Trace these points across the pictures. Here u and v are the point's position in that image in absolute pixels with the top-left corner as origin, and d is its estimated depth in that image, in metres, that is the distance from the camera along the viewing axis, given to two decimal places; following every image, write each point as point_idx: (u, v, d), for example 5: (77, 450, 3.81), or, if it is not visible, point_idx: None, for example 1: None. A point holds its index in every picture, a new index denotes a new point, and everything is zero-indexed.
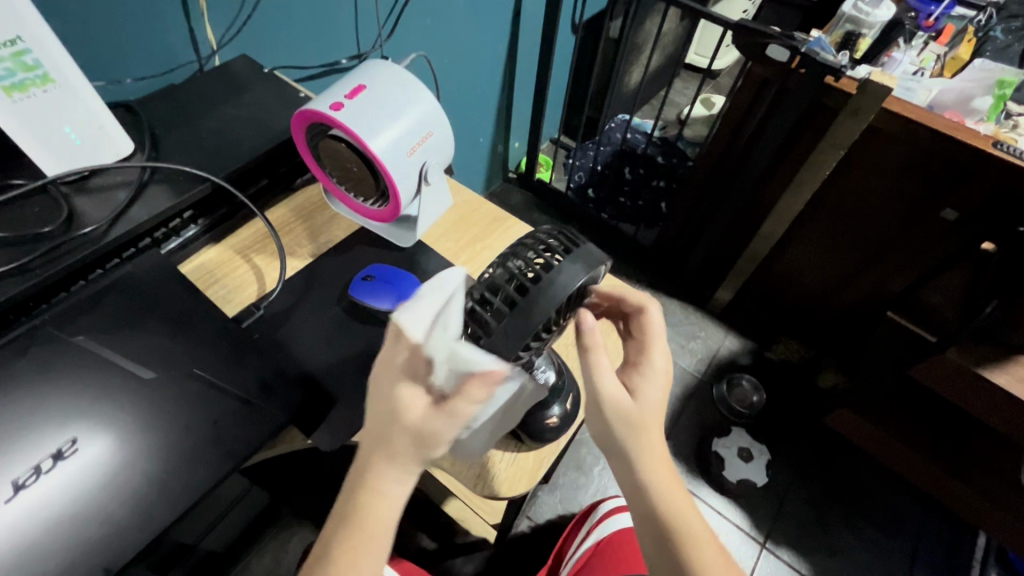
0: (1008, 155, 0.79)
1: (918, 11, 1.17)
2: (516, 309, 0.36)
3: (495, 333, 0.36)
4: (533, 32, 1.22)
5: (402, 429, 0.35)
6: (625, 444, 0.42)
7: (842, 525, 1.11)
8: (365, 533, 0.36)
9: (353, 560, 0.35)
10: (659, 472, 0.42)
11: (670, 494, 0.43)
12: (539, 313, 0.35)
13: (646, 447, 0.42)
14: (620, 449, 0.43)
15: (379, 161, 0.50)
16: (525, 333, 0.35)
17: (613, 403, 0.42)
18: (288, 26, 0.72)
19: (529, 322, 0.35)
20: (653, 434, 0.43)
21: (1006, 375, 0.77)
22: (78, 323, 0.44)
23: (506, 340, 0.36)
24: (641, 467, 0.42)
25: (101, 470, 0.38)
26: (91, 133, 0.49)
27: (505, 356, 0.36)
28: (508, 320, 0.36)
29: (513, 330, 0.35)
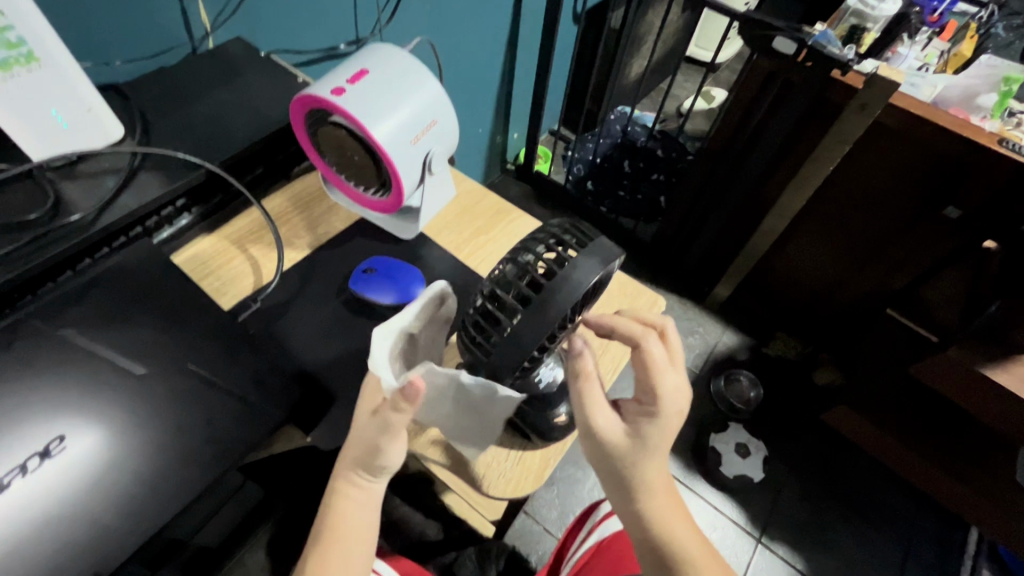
0: (1014, 153, 0.79)
1: (921, 6, 1.14)
2: (530, 307, 0.35)
3: (511, 331, 0.35)
4: (535, 21, 1.20)
5: (359, 439, 0.40)
6: (628, 480, 0.41)
7: (837, 521, 1.11)
8: (336, 532, 0.40)
9: (324, 561, 0.40)
10: (655, 499, 0.42)
11: (669, 524, 0.43)
12: (554, 309, 0.34)
13: (647, 483, 0.41)
14: (623, 484, 0.42)
15: (382, 150, 0.48)
16: (541, 331, 0.35)
17: (609, 442, 0.41)
18: (283, 9, 0.69)
19: (544, 320, 0.34)
20: (656, 470, 0.42)
21: (1008, 374, 0.76)
22: (66, 315, 0.42)
23: (523, 339, 0.35)
24: (642, 501, 0.42)
25: (88, 471, 0.37)
26: (79, 117, 0.47)
27: (521, 355, 0.35)
28: (522, 317, 0.35)
29: (529, 328, 0.35)
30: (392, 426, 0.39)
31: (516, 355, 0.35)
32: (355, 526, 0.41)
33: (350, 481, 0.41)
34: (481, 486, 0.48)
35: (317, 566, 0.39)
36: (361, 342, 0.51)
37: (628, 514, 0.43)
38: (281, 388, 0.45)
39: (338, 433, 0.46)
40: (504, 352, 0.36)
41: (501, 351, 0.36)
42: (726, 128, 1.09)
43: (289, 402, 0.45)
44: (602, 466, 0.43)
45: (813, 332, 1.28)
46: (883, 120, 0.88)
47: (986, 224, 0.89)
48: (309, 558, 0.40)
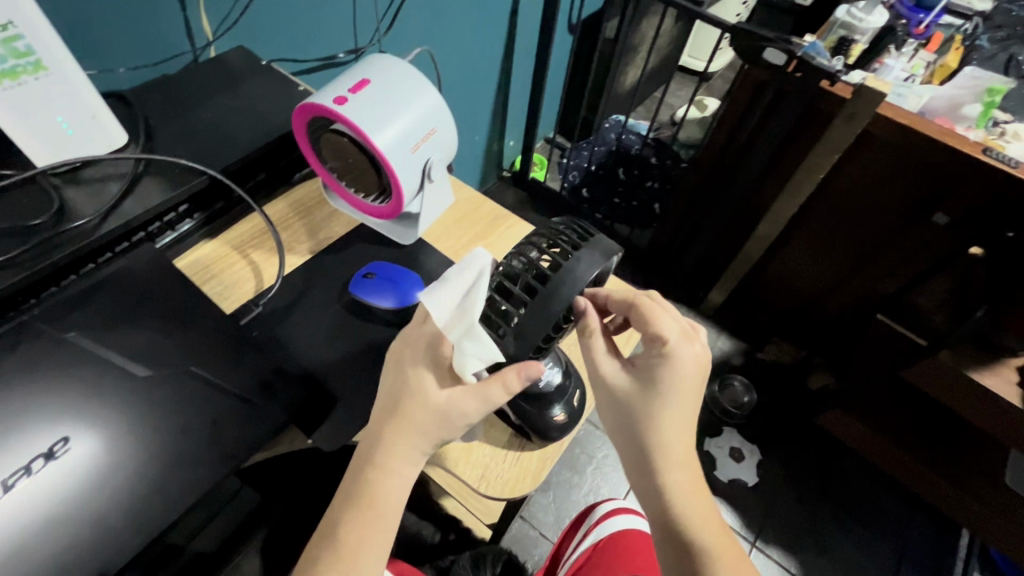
0: (998, 161, 0.81)
1: (907, 19, 1.18)
2: (535, 299, 0.37)
3: (516, 322, 0.38)
4: (531, 31, 1.22)
5: (428, 408, 0.40)
6: (642, 436, 0.42)
7: (831, 524, 1.12)
8: (378, 508, 0.40)
9: (364, 536, 0.39)
10: (671, 456, 0.42)
11: (690, 489, 0.42)
12: (558, 301, 0.37)
13: (662, 441, 0.42)
14: (639, 440, 0.42)
15: (383, 157, 0.49)
16: (546, 322, 0.37)
17: (622, 393, 0.43)
18: (284, 18, 0.70)
19: (549, 311, 0.37)
20: (673, 426, 0.42)
21: (994, 377, 0.78)
22: (70, 318, 0.42)
23: (528, 330, 0.38)
24: (661, 461, 0.42)
25: (92, 472, 0.37)
26: (85, 124, 0.48)
27: (527, 345, 0.38)
28: (527, 310, 0.37)
29: (535, 320, 0.37)
30: (489, 400, 0.40)
31: (522, 345, 0.38)
32: (392, 505, 0.40)
33: (399, 454, 0.40)
34: (480, 487, 0.48)
35: (349, 546, 0.38)
36: (362, 345, 0.52)
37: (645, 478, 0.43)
38: (282, 390, 0.46)
39: (340, 435, 0.47)
40: (510, 342, 0.38)
41: (506, 341, 0.39)
42: (719, 137, 1.11)
43: (291, 405, 0.45)
44: (618, 424, 0.44)
45: (806, 337, 1.30)
46: (872, 130, 0.90)
47: (973, 230, 0.91)
48: (339, 534, 0.39)
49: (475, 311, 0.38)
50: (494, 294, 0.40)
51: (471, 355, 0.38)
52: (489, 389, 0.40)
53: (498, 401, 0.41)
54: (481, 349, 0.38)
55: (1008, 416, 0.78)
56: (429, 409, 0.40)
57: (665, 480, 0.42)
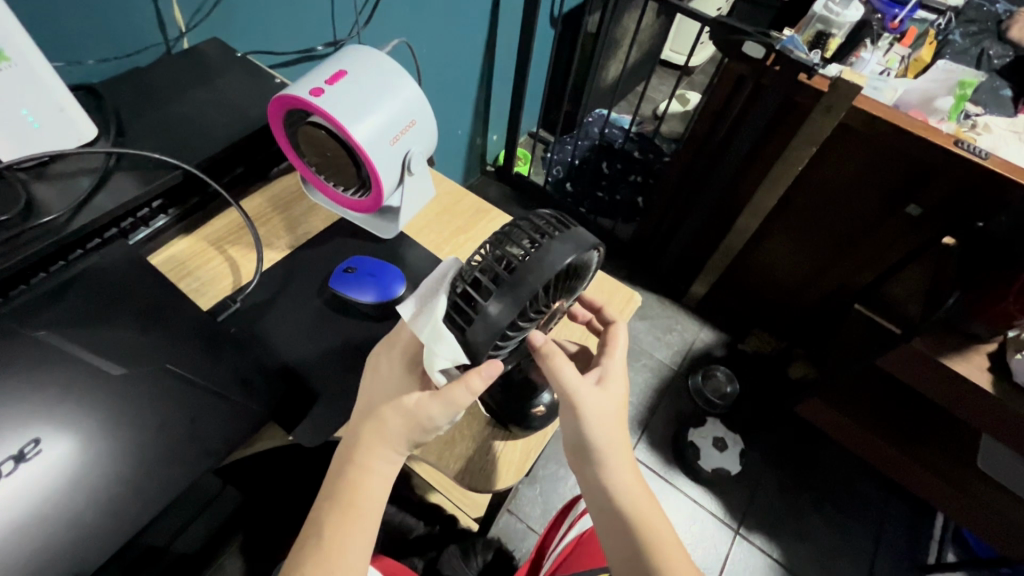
0: (970, 153, 0.83)
1: (882, 13, 1.20)
2: (504, 286, 0.36)
3: (484, 310, 0.36)
4: (513, 23, 1.21)
5: (399, 411, 0.41)
6: (590, 448, 0.44)
7: (812, 510, 1.15)
8: (357, 505, 0.41)
9: (345, 533, 0.40)
10: (614, 463, 0.45)
11: (631, 490, 0.45)
12: (527, 288, 0.35)
13: (604, 447, 0.44)
14: (589, 453, 0.45)
15: (361, 149, 0.48)
16: (512, 310, 0.35)
17: (576, 416, 0.44)
18: (260, 10, 0.69)
19: (518, 297, 0.35)
20: (614, 432, 0.45)
21: (966, 363, 0.80)
22: (40, 317, 0.41)
23: (494, 318, 0.36)
24: (607, 468, 0.45)
25: (66, 473, 0.36)
26: (52, 117, 0.46)
27: (493, 334, 0.36)
28: (497, 296, 0.36)
29: (503, 308, 0.36)
30: (455, 404, 0.40)
31: (488, 334, 0.36)
32: (373, 502, 0.42)
33: (378, 453, 0.41)
34: (462, 479, 0.48)
35: (332, 545, 0.39)
36: (343, 340, 0.52)
37: (593, 484, 0.46)
38: (262, 387, 0.45)
39: (321, 431, 0.46)
40: (478, 331, 0.36)
41: (474, 329, 0.37)
42: (700, 130, 1.12)
43: (270, 401, 0.45)
44: (574, 441, 0.46)
45: (785, 328, 1.32)
46: (848, 122, 0.91)
47: (944, 221, 0.93)
48: (324, 535, 0.40)
49: (439, 312, 0.38)
50: (467, 285, 0.38)
51: (441, 354, 0.38)
52: (452, 391, 0.40)
53: (464, 403, 0.41)
54: (449, 349, 0.38)
55: (978, 401, 0.80)
56: (401, 412, 0.41)
57: (611, 486, 0.45)
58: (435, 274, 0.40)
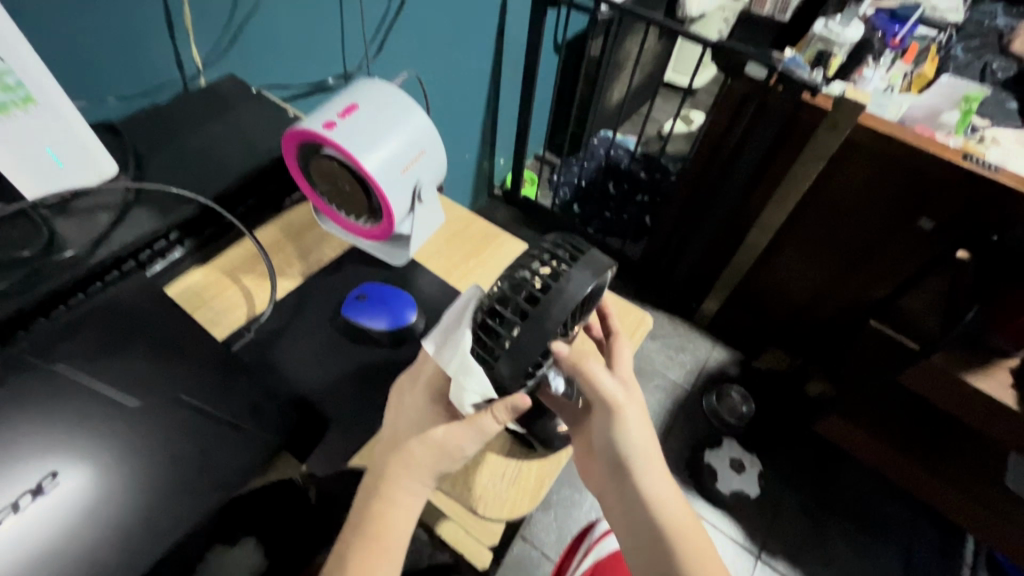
0: (979, 166, 0.84)
1: (883, 31, 1.22)
2: (529, 319, 0.36)
3: (511, 343, 0.37)
4: (517, 50, 1.24)
5: (426, 443, 0.41)
6: (628, 458, 0.45)
7: (835, 534, 1.11)
8: (382, 538, 0.40)
9: (370, 567, 0.39)
10: (650, 471, 0.46)
11: (667, 499, 0.46)
12: (551, 323, 0.35)
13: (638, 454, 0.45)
14: (624, 467, 0.46)
15: (373, 180, 0.49)
16: (540, 341, 0.36)
17: (613, 426, 0.44)
18: (274, 46, 0.72)
19: (544, 329, 0.35)
20: (647, 440, 0.46)
21: (989, 379, 0.78)
22: (58, 350, 0.42)
23: (523, 350, 0.36)
24: (645, 479, 0.46)
25: (78, 507, 0.36)
26: (75, 154, 0.48)
27: (523, 364, 0.37)
28: (522, 330, 0.36)
29: (529, 340, 0.36)
30: (482, 432, 0.41)
31: (518, 364, 0.37)
32: (398, 535, 0.41)
33: (404, 485, 0.41)
34: (479, 507, 0.47)
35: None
36: (355, 367, 0.52)
37: (631, 498, 0.46)
38: (274, 416, 0.45)
39: (333, 460, 0.46)
40: (504, 363, 0.37)
41: (502, 363, 0.37)
42: (705, 150, 1.13)
43: (284, 430, 0.45)
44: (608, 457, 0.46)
45: (800, 344, 1.30)
46: (854, 138, 0.92)
47: (958, 235, 0.92)
48: (348, 567, 0.39)
49: (466, 343, 0.38)
50: (487, 318, 0.38)
51: (471, 386, 0.39)
52: (480, 420, 0.41)
53: (492, 430, 0.41)
54: (478, 384, 0.39)
55: (1004, 417, 0.78)
56: (428, 443, 0.41)
57: (649, 506, 0.45)
58: (456, 307, 0.41)
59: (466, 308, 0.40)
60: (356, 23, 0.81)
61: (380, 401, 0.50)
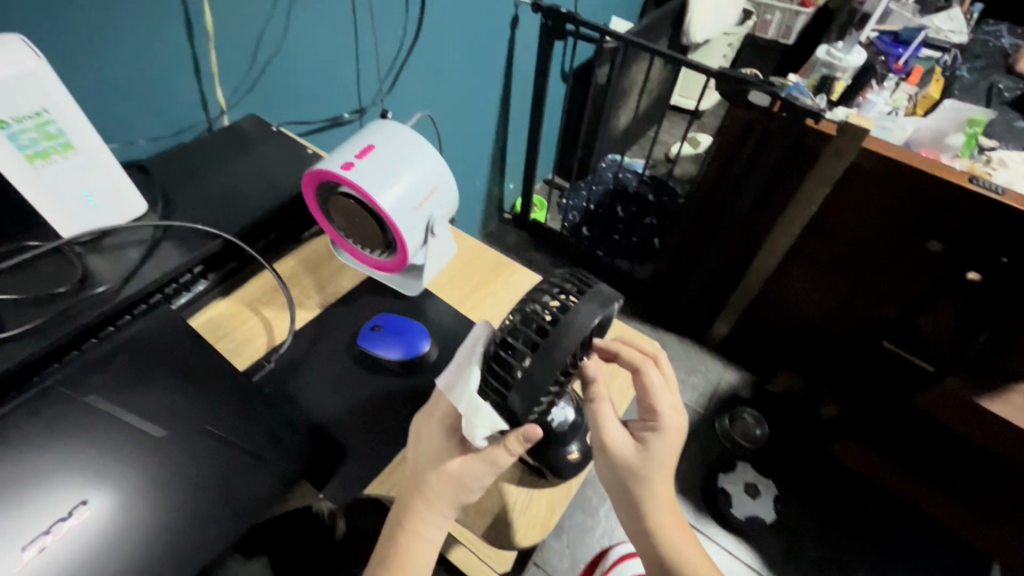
0: (986, 189, 0.84)
1: (887, 54, 1.24)
2: (539, 350, 0.37)
3: (522, 374, 0.37)
4: (525, 80, 1.28)
5: (444, 478, 0.42)
6: (639, 500, 0.47)
7: (855, 562, 1.09)
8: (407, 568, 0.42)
9: None
10: (660, 509, 0.48)
11: (673, 531, 0.49)
12: (561, 352, 0.36)
13: (650, 495, 0.47)
14: (635, 505, 0.48)
15: (387, 216, 0.51)
16: (550, 372, 0.36)
17: (623, 470, 0.46)
18: (293, 85, 0.75)
19: (554, 359, 0.36)
20: (660, 483, 0.47)
21: (1005, 404, 0.77)
22: (89, 381, 0.44)
23: (534, 380, 0.37)
24: (653, 516, 0.48)
25: (106, 534, 0.38)
26: (107, 195, 0.51)
27: (533, 396, 0.37)
28: (532, 361, 0.37)
29: (540, 370, 0.36)
30: (496, 465, 0.42)
31: (528, 395, 0.37)
32: (422, 564, 0.43)
33: (425, 519, 0.42)
34: (494, 535, 0.48)
35: None
36: (370, 395, 0.53)
37: (638, 528, 0.49)
38: (293, 444, 0.47)
39: (349, 488, 0.47)
40: (515, 395, 0.37)
41: (514, 395, 0.38)
42: (712, 174, 1.15)
43: (301, 458, 0.46)
44: (613, 483, 0.48)
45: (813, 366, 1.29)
46: (859, 163, 0.93)
47: (969, 257, 0.91)
48: None
49: (474, 385, 0.39)
50: (499, 351, 0.38)
51: (481, 422, 0.40)
52: (493, 452, 0.42)
53: (505, 463, 0.42)
54: (488, 420, 0.39)
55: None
56: (446, 478, 0.42)
57: (653, 538, 0.49)
58: (467, 342, 0.42)
59: (478, 342, 0.41)
60: (370, 61, 0.85)
61: (394, 430, 0.51)
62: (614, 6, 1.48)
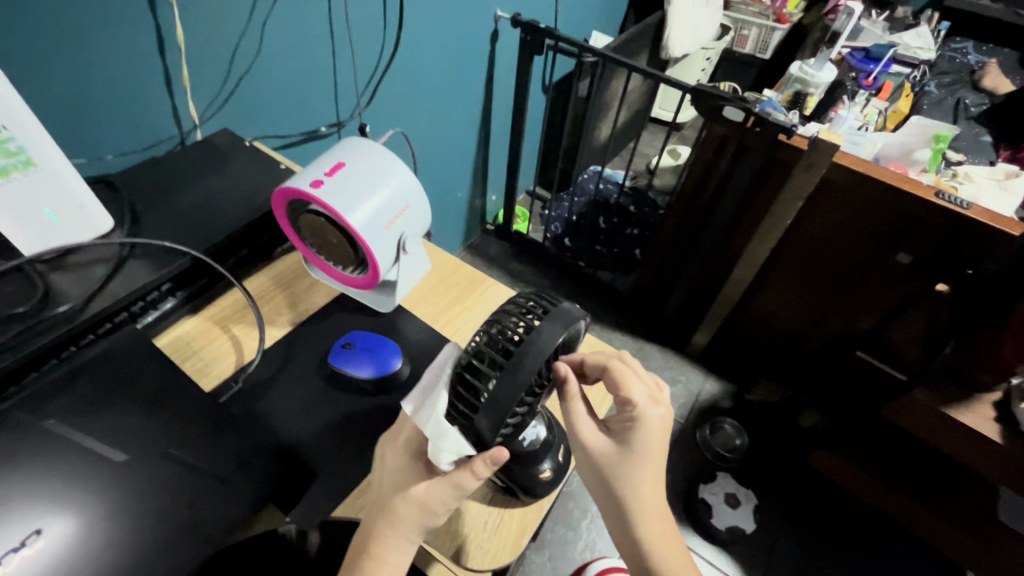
0: (952, 204, 0.86)
1: (858, 70, 1.28)
2: (503, 370, 0.37)
3: (488, 395, 0.37)
4: (506, 93, 1.29)
5: (410, 501, 0.42)
6: (625, 501, 0.46)
7: (833, 570, 1.10)
8: None
9: None
10: (645, 511, 0.47)
11: (660, 536, 0.47)
12: (525, 371, 0.36)
13: (634, 496, 0.46)
14: (619, 507, 0.47)
15: (358, 234, 0.51)
16: (515, 392, 0.36)
17: (602, 465, 0.46)
18: (269, 99, 0.75)
19: (518, 379, 0.36)
20: (643, 482, 0.46)
21: (972, 414, 0.79)
22: (50, 405, 0.43)
23: (501, 401, 0.36)
24: (638, 519, 0.47)
25: (60, 566, 0.37)
26: (72, 212, 0.50)
27: (500, 417, 0.37)
28: (497, 382, 0.37)
29: (506, 389, 0.36)
30: (462, 489, 0.42)
31: (495, 417, 0.37)
32: None
33: (390, 541, 0.42)
34: (463, 558, 0.47)
35: None
36: (341, 415, 0.52)
37: (623, 532, 0.48)
38: (260, 467, 0.46)
39: (318, 511, 0.47)
40: (482, 417, 0.37)
41: (480, 415, 0.37)
42: (689, 187, 1.16)
43: (269, 481, 0.45)
44: (596, 481, 0.47)
45: (791, 376, 1.31)
46: (830, 178, 0.95)
47: (936, 269, 0.94)
48: None
49: (441, 409, 0.39)
50: (466, 372, 0.39)
51: (447, 446, 0.39)
52: (458, 476, 0.41)
53: (471, 486, 0.42)
54: (454, 444, 0.39)
55: (991, 451, 0.78)
56: (412, 501, 0.42)
57: (639, 542, 0.47)
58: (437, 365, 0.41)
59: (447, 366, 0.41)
60: (348, 74, 0.85)
61: (365, 450, 0.50)
62: (594, 21, 1.51)
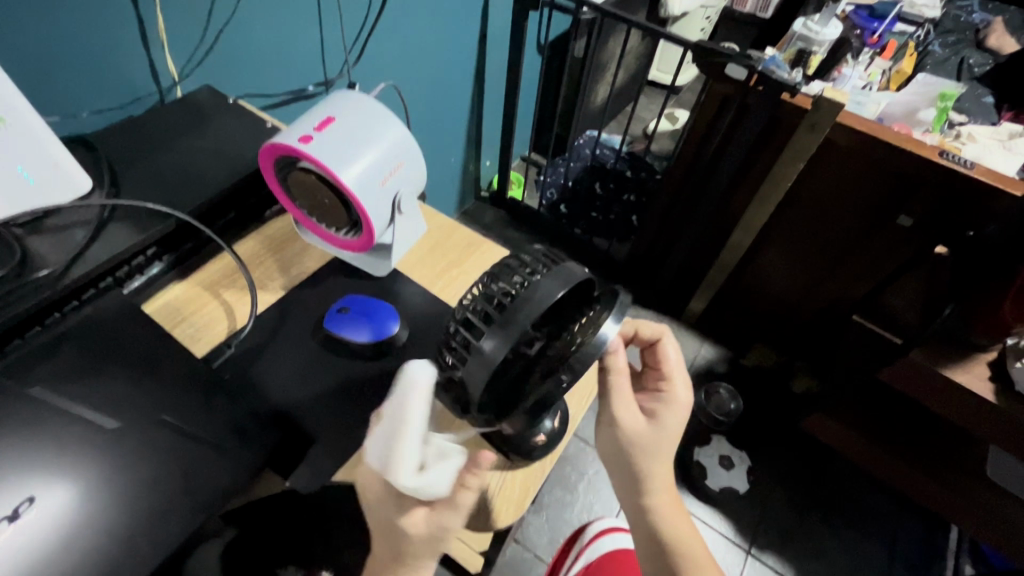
0: (953, 163, 0.85)
1: (862, 28, 1.24)
2: (496, 323, 0.36)
3: (478, 346, 0.36)
4: (500, 52, 1.24)
5: (418, 541, 0.41)
6: (648, 475, 0.50)
7: (823, 528, 1.13)
8: None
9: None
10: (662, 485, 0.51)
11: (671, 509, 0.52)
12: (519, 323, 0.35)
13: (656, 470, 0.50)
14: (642, 480, 0.50)
15: (347, 191, 0.49)
16: (504, 346, 0.35)
17: (632, 440, 0.49)
18: (251, 55, 0.71)
19: (510, 333, 0.35)
20: (664, 458, 0.50)
21: (967, 374, 0.80)
22: (33, 373, 0.41)
23: (488, 353, 0.35)
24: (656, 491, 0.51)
25: (56, 534, 0.36)
26: (46, 171, 0.47)
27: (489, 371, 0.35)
28: (488, 335, 0.36)
29: (496, 342, 0.35)
30: (461, 508, 0.41)
31: (483, 370, 0.35)
32: None
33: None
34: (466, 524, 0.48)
35: None
36: (338, 380, 0.51)
37: (641, 505, 0.51)
38: (257, 434, 0.45)
39: (320, 475, 0.47)
40: (471, 370, 0.36)
41: (470, 369, 0.36)
42: (688, 150, 1.14)
43: (267, 448, 0.45)
44: (620, 456, 0.50)
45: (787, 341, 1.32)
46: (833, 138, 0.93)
47: (936, 231, 0.93)
48: None
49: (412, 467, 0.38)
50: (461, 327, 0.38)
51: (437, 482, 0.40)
52: (457, 498, 0.41)
53: (468, 500, 0.41)
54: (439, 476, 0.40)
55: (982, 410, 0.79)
56: (418, 542, 0.41)
57: (654, 514, 0.51)
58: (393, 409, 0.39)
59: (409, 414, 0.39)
60: (335, 29, 0.80)
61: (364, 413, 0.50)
62: None
